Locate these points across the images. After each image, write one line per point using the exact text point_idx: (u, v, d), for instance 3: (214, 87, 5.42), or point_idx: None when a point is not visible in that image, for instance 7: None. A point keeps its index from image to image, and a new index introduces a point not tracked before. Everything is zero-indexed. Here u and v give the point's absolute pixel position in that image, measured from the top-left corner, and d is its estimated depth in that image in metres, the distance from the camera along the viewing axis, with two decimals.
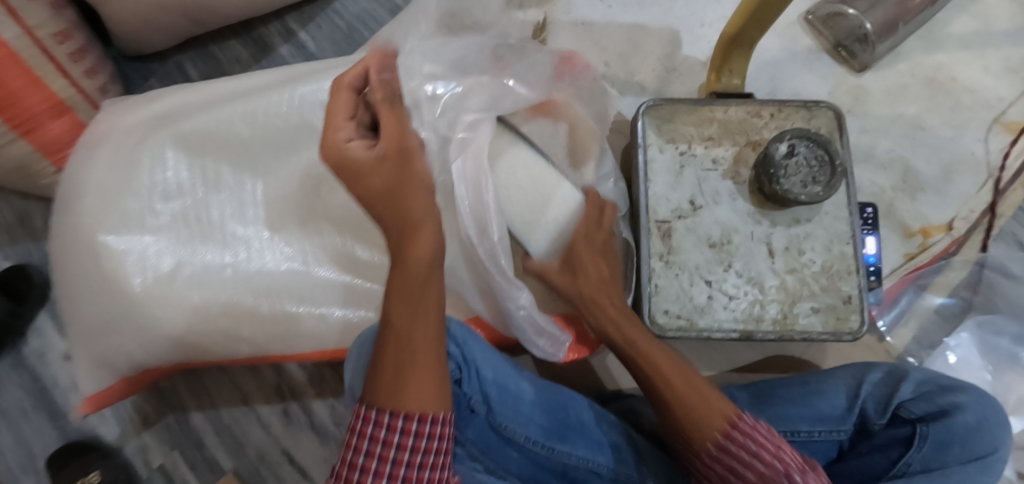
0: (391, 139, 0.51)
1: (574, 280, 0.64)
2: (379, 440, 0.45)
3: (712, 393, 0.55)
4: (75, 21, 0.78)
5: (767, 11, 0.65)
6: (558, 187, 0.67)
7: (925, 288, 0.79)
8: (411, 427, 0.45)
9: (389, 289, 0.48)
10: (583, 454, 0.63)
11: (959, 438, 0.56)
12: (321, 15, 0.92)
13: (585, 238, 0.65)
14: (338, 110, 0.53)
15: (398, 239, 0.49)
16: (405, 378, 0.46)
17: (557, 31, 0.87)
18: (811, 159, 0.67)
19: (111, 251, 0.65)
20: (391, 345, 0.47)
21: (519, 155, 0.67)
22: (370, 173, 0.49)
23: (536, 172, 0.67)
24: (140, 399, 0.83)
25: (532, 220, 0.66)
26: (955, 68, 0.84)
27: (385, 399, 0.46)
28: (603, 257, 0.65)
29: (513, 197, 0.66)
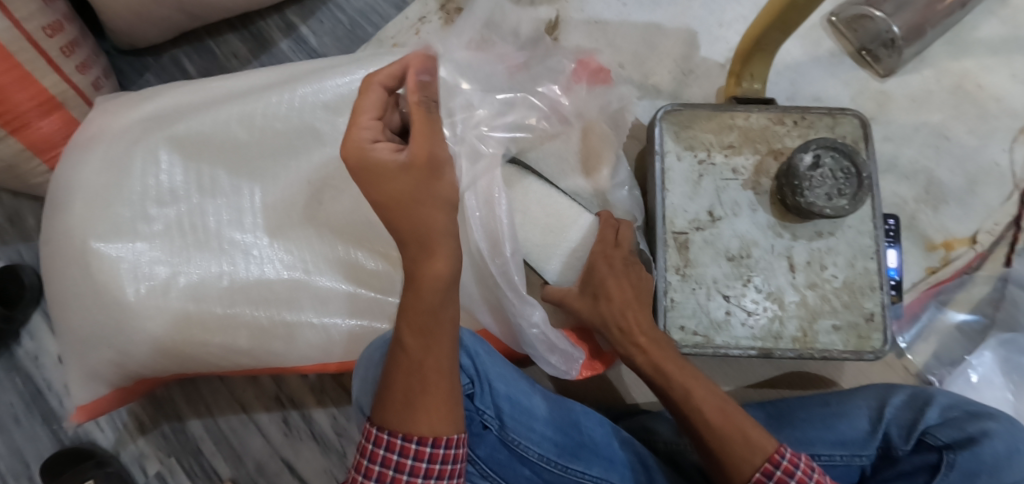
0: (420, 143, 0.46)
1: (597, 303, 0.64)
2: (394, 464, 0.47)
3: (749, 424, 0.53)
4: (67, 14, 0.75)
5: (793, 15, 0.62)
6: (570, 211, 0.70)
7: (946, 304, 0.77)
8: (426, 452, 0.46)
9: (403, 310, 0.47)
10: (597, 474, 0.61)
11: (988, 468, 0.56)
12: (322, 8, 0.88)
13: (608, 262, 0.65)
14: (364, 109, 0.48)
15: (414, 255, 0.47)
16: (417, 402, 0.46)
17: (569, 29, 0.84)
18: (837, 170, 0.64)
19: (104, 259, 0.63)
20: (403, 366, 0.47)
21: (528, 186, 0.70)
22: (393, 179, 0.46)
23: (544, 200, 0.70)
24: (136, 406, 0.81)
25: (551, 253, 0.69)
26: (983, 75, 0.80)
27: (396, 421, 0.47)
28: (628, 278, 0.64)
29: (529, 231, 0.69)
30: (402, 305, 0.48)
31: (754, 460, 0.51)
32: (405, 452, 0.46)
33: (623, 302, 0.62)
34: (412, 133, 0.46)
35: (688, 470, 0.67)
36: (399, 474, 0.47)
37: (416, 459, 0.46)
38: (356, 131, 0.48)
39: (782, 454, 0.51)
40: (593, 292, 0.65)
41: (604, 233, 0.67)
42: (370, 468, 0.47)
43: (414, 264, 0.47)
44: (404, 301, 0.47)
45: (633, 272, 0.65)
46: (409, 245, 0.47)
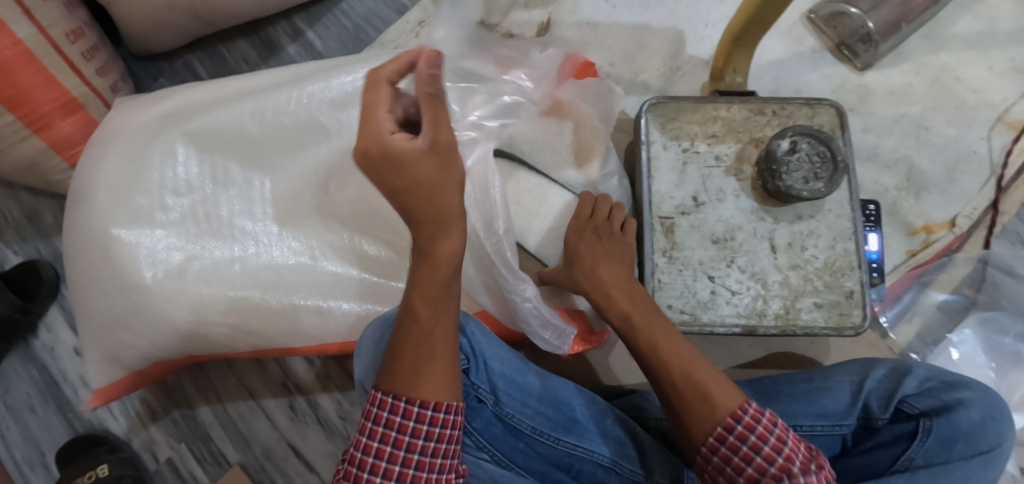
0: (439, 130, 0.49)
1: (575, 274, 0.68)
2: (397, 426, 0.49)
3: (716, 382, 0.55)
4: (88, 22, 0.80)
5: (769, 11, 0.66)
6: (557, 198, 0.75)
7: (927, 285, 0.80)
8: (427, 415, 0.49)
9: (414, 283, 0.51)
10: (588, 446, 0.63)
11: (964, 434, 0.57)
12: (328, 15, 0.93)
13: (584, 238, 0.69)
14: (378, 102, 0.49)
15: (431, 234, 0.49)
16: (422, 370, 0.50)
17: (562, 31, 0.88)
18: (814, 155, 0.68)
19: (122, 245, 0.67)
20: (412, 335, 0.51)
21: (518, 177, 0.75)
22: (416, 166, 0.47)
23: (532, 189, 0.75)
24: (148, 394, 0.84)
25: (545, 241, 0.75)
26: (960, 68, 0.84)
27: (403, 386, 0.49)
28: (600, 248, 0.68)
29: (524, 221, 0.75)
30: (414, 279, 0.51)
31: (715, 416, 0.53)
32: (408, 414, 0.49)
33: (598, 269, 0.66)
34: (430, 123, 0.48)
35: (675, 444, 0.70)
36: (401, 435, 0.49)
37: (421, 422, 0.49)
38: (373, 124, 0.48)
39: (745, 409, 0.52)
40: (570, 263, 0.69)
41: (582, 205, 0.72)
42: (374, 431, 0.49)
43: (426, 242, 0.50)
44: (417, 275, 0.51)
45: (607, 241, 0.69)
46: (424, 226, 0.49)
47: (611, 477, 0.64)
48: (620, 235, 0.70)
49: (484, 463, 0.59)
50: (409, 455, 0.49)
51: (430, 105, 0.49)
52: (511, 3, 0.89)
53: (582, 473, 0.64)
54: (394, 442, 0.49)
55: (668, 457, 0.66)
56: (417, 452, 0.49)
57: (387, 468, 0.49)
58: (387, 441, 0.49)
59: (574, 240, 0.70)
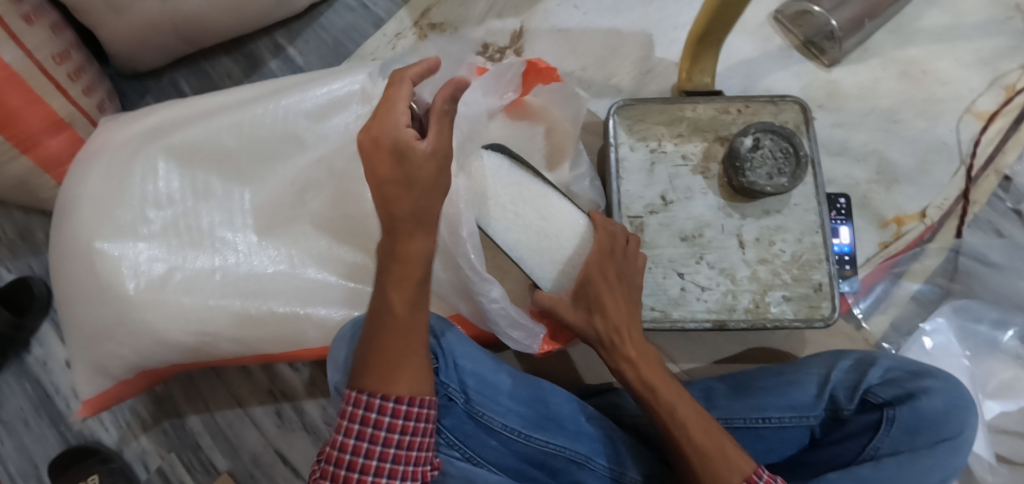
0: (439, 137, 0.50)
1: (593, 319, 0.60)
2: (372, 422, 0.49)
3: (730, 444, 0.54)
4: (74, 43, 0.84)
5: (731, 9, 0.68)
6: (562, 215, 0.67)
7: (901, 276, 0.80)
8: (403, 410, 0.50)
9: (391, 281, 0.51)
10: (561, 442, 0.64)
11: (927, 422, 0.58)
12: (308, 30, 0.95)
13: (605, 280, 0.61)
14: (402, 96, 0.50)
15: (400, 231, 0.50)
16: (399, 363, 0.51)
17: (535, 38, 0.90)
18: (777, 151, 0.70)
19: (107, 257, 0.69)
20: (393, 330, 0.51)
21: (517, 181, 0.67)
22: (417, 164, 0.49)
23: (534, 198, 0.66)
24: (138, 404, 0.85)
25: (537, 259, 0.66)
26: (928, 62, 0.85)
27: (385, 380, 0.50)
28: (621, 290, 0.61)
29: (516, 229, 0.66)
30: (391, 276, 0.51)
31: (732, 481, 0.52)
32: (384, 410, 0.49)
33: (623, 320, 0.59)
34: (435, 131, 0.50)
35: (651, 440, 0.71)
36: (376, 430, 0.49)
37: (397, 418, 0.49)
38: (390, 115, 0.49)
39: (760, 474, 0.52)
40: (587, 306, 0.61)
41: (600, 241, 0.63)
42: (349, 428, 0.49)
43: (396, 238, 0.50)
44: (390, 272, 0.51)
45: (626, 284, 0.62)
46: (403, 219, 0.50)
47: (585, 473, 0.65)
48: (634, 272, 0.63)
49: (456, 461, 0.60)
50: (384, 451, 0.49)
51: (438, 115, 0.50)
52: (485, 13, 0.91)
53: (557, 470, 0.65)
54: (371, 438, 0.49)
55: (642, 454, 0.67)
56: (393, 447, 0.49)
57: (364, 464, 0.49)
58: (363, 438, 0.49)
59: (591, 276, 0.61)
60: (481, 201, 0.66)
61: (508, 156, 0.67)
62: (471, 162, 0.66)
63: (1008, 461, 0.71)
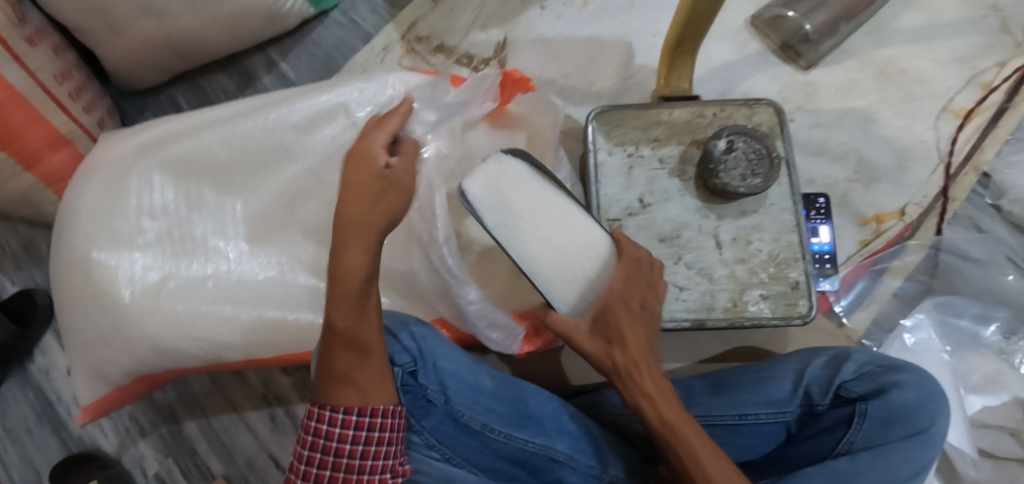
0: (402, 165, 0.55)
1: (613, 351, 0.55)
2: (324, 434, 0.54)
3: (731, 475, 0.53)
4: (75, 63, 0.87)
5: (705, 11, 0.70)
6: (584, 232, 0.58)
7: (882, 274, 0.81)
8: (351, 420, 0.53)
9: (333, 295, 0.52)
10: (542, 441, 0.65)
11: (900, 415, 0.58)
12: (299, 45, 0.98)
13: (626, 310, 0.55)
14: (383, 128, 0.57)
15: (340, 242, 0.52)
16: (351, 376, 0.54)
17: (518, 48, 0.92)
18: (750, 152, 0.71)
19: (104, 267, 0.71)
20: (338, 343, 0.53)
21: (535, 192, 0.56)
22: (368, 177, 0.53)
23: (554, 210, 0.57)
24: (136, 411, 0.88)
25: (553, 278, 0.57)
26: (905, 62, 0.86)
27: (333, 393, 0.54)
28: (643, 321, 0.56)
29: (535, 249, 0.56)
30: (331, 291, 0.52)
31: None
32: (333, 421, 0.53)
33: (643, 354, 0.55)
34: (399, 159, 0.55)
35: (634, 438, 0.72)
36: (328, 441, 0.53)
37: (347, 428, 0.53)
38: (367, 138, 0.56)
39: None
40: (606, 337, 0.55)
41: (626, 267, 0.57)
42: (307, 439, 0.54)
43: (339, 247, 0.51)
44: (333, 282, 0.52)
45: (648, 315, 0.57)
46: (353, 223, 0.51)
47: (566, 471, 0.66)
48: (651, 298, 0.58)
49: (435, 461, 0.63)
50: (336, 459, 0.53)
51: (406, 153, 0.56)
52: (469, 25, 0.94)
53: (539, 469, 0.66)
54: (323, 448, 0.54)
55: (623, 452, 0.68)
56: (344, 456, 0.53)
57: (319, 472, 0.54)
58: (316, 449, 0.54)
59: (611, 302, 0.55)
60: (492, 208, 0.56)
61: (524, 163, 0.57)
62: (485, 166, 0.56)
63: (991, 455, 0.72)
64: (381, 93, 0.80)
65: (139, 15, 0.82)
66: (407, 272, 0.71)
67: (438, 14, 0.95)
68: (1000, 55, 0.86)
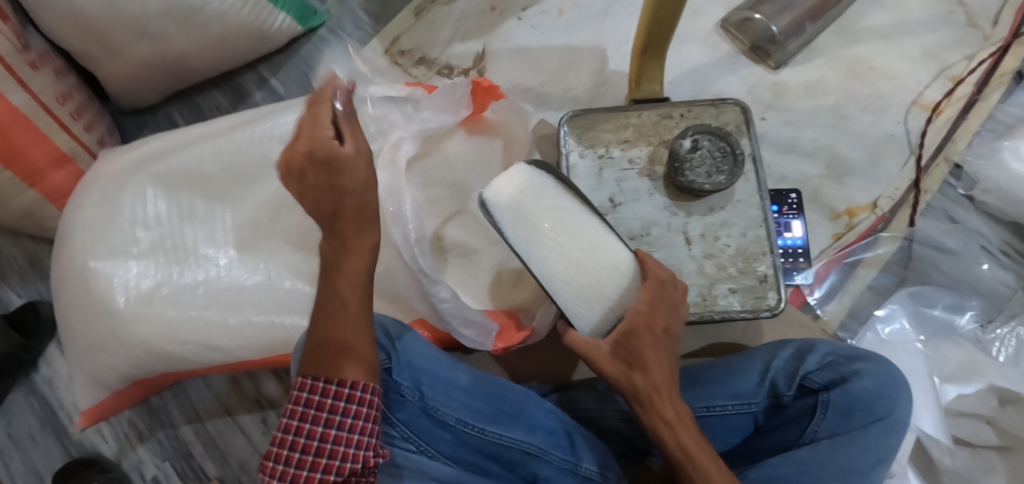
0: (359, 141, 0.56)
1: (633, 374, 0.56)
2: (315, 405, 0.52)
3: None
4: (76, 85, 0.92)
5: (669, 14, 0.72)
6: (608, 250, 0.60)
7: (856, 266, 0.82)
8: (344, 392, 0.52)
9: (339, 276, 0.55)
10: (515, 436, 0.67)
11: (860, 404, 0.59)
12: (289, 62, 1.02)
13: (647, 333, 0.57)
14: (326, 110, 0.55)
15: (343, 230, 0.55)
16: (346, 354, 0.54)
17: (496, 58, 0.95)
18: (715, 150, 0.73)
19: (99, 275, 0.75)
20: (339, 319, 0.55)
21: (556, 208, 0.59)
22: (348, 166, 0.54)
23: (579, 227, 0.59)
24: (134, 417, 0.91)
25: (574, 295, 0.59)
26: (873, 59, 0.88)
27: (327, 366, 0.53)
28: (665, 346, 0.57)
29: (554, 264, 0.58)
30: (340, 270, 0.55)
31: None
32: (326, 392, 0.52)
33: (664, 378, 0.56)
34: (354, 137, 0.55)
35: (609, 433, 0.73)
36: (318, 412, 0.52)
37: (337, 400, 0.52)
38: (316, 127, 0.54)
39: None
40: (626, 359, 0.56)
41: (650, 290, 0.58)
42: (294, 411, 0.52)
43: (342, 240, 0.55)
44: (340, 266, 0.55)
45: (669, 339, 0.58)
46: (349, 213, 0.55)
47: (541, 464, 0.68)
48: (674, 321, 0.60)
49: (411, 454, 0.65)
50: (324, 431, 0.51)
51: (348, 126, 0.56)
52: (450, 37, 0.97)
53: (514, 463, 0.68)
54: (313, 419, 0.52)
55: (597, 446, 0.70)
56: (333, 427, 0.52)
57: (305, 444, 0.51)
58: (304, 420, 0.52)
59: (632, 324, 0.57)
60: (517, 222, 0.58)
61: (552, 178, 0.60)
62: (509, 175, 0.58)
63: (966, 444, 0.72)
64: None
65: (134, 40, 0.86)
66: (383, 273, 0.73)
67: (420, 28, 0.98)
68: (968, 49, 0.87)
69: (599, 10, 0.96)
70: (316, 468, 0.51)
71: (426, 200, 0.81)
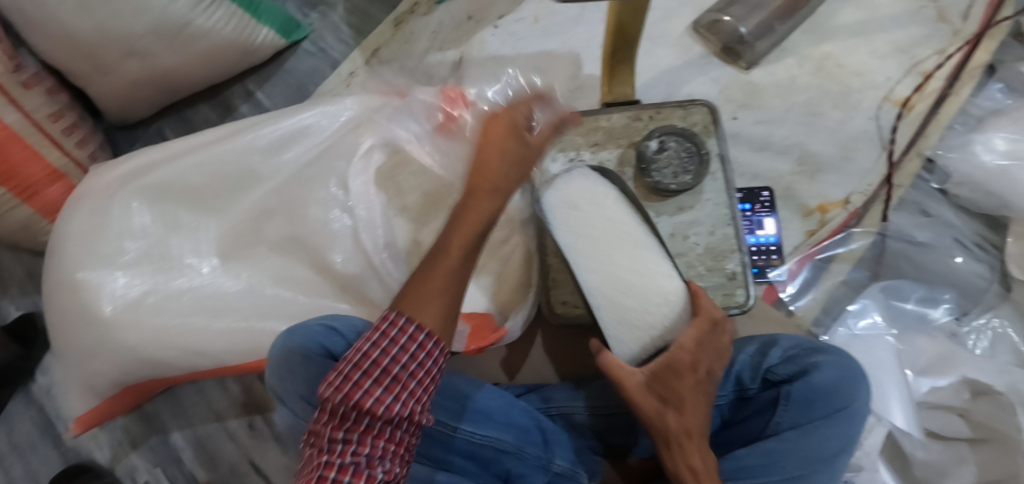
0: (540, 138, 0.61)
1: (666, 412, 0.56)
2: (397, 344, 0.50)
3: None
4: (68, 103, 0.95)
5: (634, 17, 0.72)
6: (657, 277, 0.63)
7: (829, 262, 0.82)
8: (424, 340, 0.51)
9: (454, 226, 0.55)
10: (488, 433, 0.68)
11: (821, 394, 0.60)
12: (274, 75, 1.05)
13: (688, 373, 0.56)
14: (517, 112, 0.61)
15: (475, 184, 0.57)
16: (433, 292, 0.52)
17: (474, 66, 0.98)
18: (681, 151, 0.75)
19: (89, 285, 0.75)
20: (440, 268, 0.53)
21: (615, 222, 0.65)
22: (507, 145, 0.58)
23: (632, 247, 0.64)
24: (128, 424, 0.94)
25: (614, 313, 0.63)
26: (844, 56, 0.89)
27: (418, 306, 0.51)
28: (703, 390, 0.57)
29: (600, 276, 0.64)
30: (459, 221, 0.55)
31: None
32: (412, 336, 0.51)
33: (697, 424, 0.56)
34: (541, 136, 0.61)
35: (581, 428, 0.74)
36: (399, 352, 0.50)
37: (411, 343, 0.50)
38: (504, 116, 0.60)
39: None
40: (662, 396, 0.56)
41: (698, 327, 0.58)
42: (371, 337, 0.50)
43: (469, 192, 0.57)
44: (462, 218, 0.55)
45: (708, 383, 0.58)
46: (484, 176, 0.57)
47: (514, 461, 0.69)
48: (717, 365, 0.59)
49: None
50: (399, 373, 0.49)
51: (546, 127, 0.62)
52: (427, 48, 1.00)
53: (488, 461, 0.69)
54: (393, 356, 0.50)
55: (572, 440, 0.72)
56: (409, 372, 0.50)
57: (377, 376, 0.49)
58: (378, 347, 0.50)
59: (673, 360, 0.57)
60: (571, 229, 0.66)
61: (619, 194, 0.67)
62: (574, 182, 0.67)
63: (940, 437, 0.72)
64: (338, 116, 0.83)
65: (123, 58, 0.89)
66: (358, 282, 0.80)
67: (398, 41, 1.01)
68: (939, 44, 0.88)
69: (573, 17, 0.98)
70: (374, 395, 0.48)
71: (403, 206, 0.83)
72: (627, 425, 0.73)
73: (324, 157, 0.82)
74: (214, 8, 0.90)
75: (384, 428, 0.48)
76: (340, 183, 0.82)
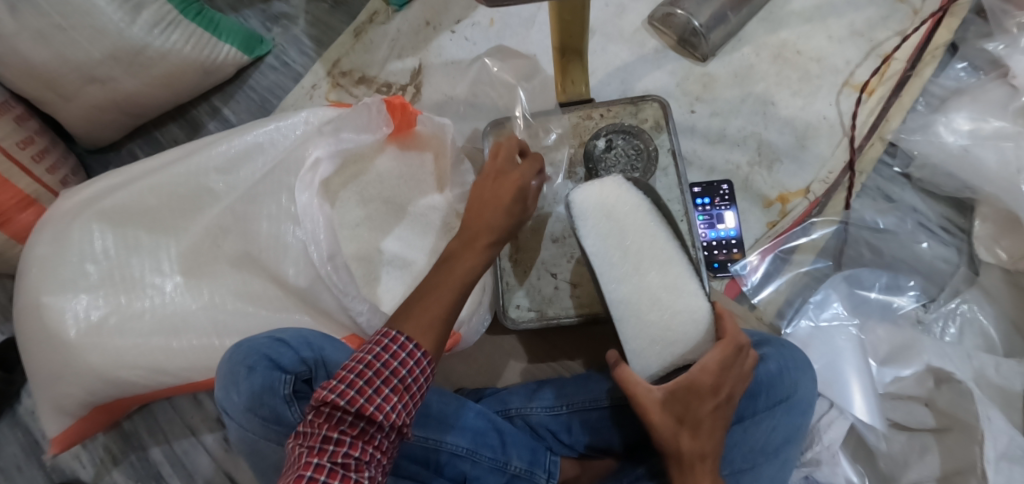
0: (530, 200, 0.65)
1: (681, 432, 0.56)
2: (393, 351, 0.52)
3: None
4: (40, 129, 0.95)
5: (579, 15, 0.67)
6: (688, 294, 0.62)
7: (791, 254, 0.81)
8: (415, 351, 0.52)
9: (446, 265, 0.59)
10: (440, 438, 0.68)
11: (765, 386, 0.62)
12: (239, 92, 1.06)
13: (708, 397, 0.57)
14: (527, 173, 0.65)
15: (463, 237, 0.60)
16: (429, 306, 0.55)
17: (431, 72, 0.98)
18: (628, 148, 0.79)
19: (53, 309, 0.77)
20: (432, 297, 0.56)
21: (646, 234, 0.63)
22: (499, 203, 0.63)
23: (661, 263, 0.63)
24: (109, 441, 0.95)
25: (636, 326, 0.62)
26: (800, 42, 0.87)
27: (406, 324, 0.54)
28: (722, 417, 0.57)
29: (626, 289, 0.63)
30: (453, 263, 0.58)
31: None
32: (404, 346, 0.52)
33: (711, 447, 0.56)
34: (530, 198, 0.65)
35: (537, 429, 0.74)
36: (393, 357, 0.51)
37: (401, 351, 0.52)
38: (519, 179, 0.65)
39: None
40: (679, 416, 0.57)
41: (722, 353, 0.57)
42: (370, 347, 0.52)
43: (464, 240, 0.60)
44: (454, 259, 0.59)
45: (727, 409, 0.58)
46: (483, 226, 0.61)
47: (469, 466, 0.68)
48: (738, 390, 0.59)
49: None
50: (392, 379, 0.51)
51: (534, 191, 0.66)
52: (387, 56, 1.01)
53: (441, 465, 0.68)
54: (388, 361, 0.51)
55: (526, 443, 0.71)
56: (400, 377, 0.51)
57: (372, 379, 0.50)
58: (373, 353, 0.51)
59: (694, 383, 0.57)
60: (600, 235, 0.64)
61: (651, 202, 0.65)
62: (610, 188, 0.65)
63: (904, 428, 0.71)
64: (292, 131, 0.84)
65: (84, 84, 0.90)
66: (310, 291, 0.79)
67: (359, 50, 1.02)
68: (898, 25, 0.86)
69: (528, 19, 0.99)
70: (371, 399, 0.49)
71: (363, 216, 0.85)
72: (581, 422, 0.73)
73: (276, 172, 0.81)
74: (171, 29, 0.92)
75: (375, 432, 0.50)
76: (290, 197, 0.80)
